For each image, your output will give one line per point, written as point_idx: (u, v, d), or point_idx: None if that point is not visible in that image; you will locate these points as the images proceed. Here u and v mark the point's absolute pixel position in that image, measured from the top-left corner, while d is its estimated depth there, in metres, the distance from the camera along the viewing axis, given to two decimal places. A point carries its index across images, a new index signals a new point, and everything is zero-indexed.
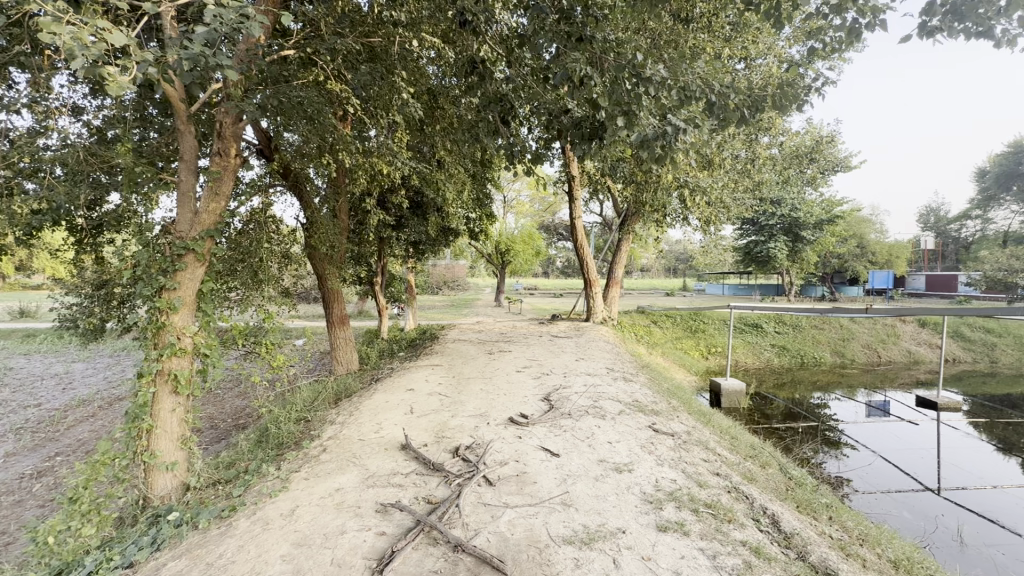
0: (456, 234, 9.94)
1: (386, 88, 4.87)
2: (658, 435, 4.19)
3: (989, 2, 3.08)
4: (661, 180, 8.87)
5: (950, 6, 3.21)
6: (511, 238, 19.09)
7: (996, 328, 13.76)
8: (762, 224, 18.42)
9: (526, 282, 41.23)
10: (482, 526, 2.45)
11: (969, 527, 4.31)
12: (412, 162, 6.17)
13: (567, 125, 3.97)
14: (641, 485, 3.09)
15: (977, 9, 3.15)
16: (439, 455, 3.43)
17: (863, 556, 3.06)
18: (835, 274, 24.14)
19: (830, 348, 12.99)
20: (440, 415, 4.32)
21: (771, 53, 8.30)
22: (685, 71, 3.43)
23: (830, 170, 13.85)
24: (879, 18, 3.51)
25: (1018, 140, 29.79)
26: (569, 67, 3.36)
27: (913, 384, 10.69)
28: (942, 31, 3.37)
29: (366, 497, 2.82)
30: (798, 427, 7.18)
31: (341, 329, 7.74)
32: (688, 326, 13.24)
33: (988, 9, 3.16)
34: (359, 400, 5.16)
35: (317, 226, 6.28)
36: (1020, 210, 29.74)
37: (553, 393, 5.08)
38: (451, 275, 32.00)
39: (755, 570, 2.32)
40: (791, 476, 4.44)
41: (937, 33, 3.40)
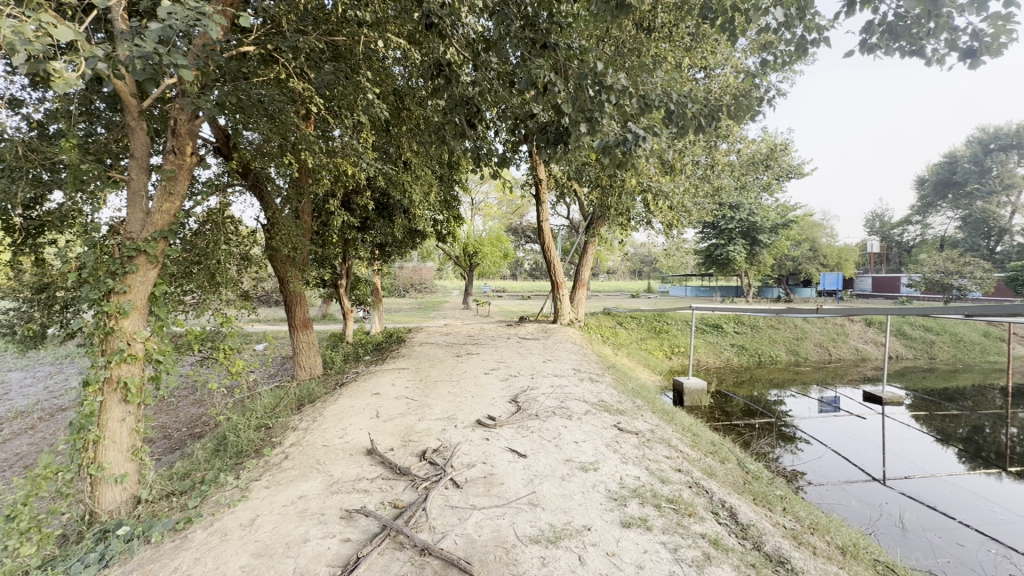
0: (423, 236, 9.86)
1: (350, 88, 4.80)
2: (623, 434, 4.28)
3: (921, 23, 3.27)
4: (625, 184, 9.07)
5: (887, 25, 3.42)
6: (479, 241, 19.07)
7: (934, 327, 14.69)
8: (721, 228, 19.05)
9: (494, 284, 41.33)
10: (449, 529, 2.44)
11: (911, 513, 4.59)
12: (377, 163, 6.09)
13: (533, 130, 3.99)
14: (606, 483, 3.14)
15: (911, 29, 3.35)
16: (405, 459, 3.39)
17: (814, 544, 3.21)
18: (790, 276, 25.24)
19: (785, 347, 13.56)
20: (406, 419, 4.28)
21: (729, 63, 8.61)
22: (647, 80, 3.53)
23: (785, 177, 14.47)
24: (823, 35, 3.70)
25: (952, 151, 31.96)
26: (533, 73, 3.39)
27: (861, 380, 11.30)
28: (880, 48, 3.57)
29: (330, 504, 2.76)
30: (757, 423, 7.47)
31: (305, 333, 7.54)
32: (652, 327, 13.55)
33: (920, 30, 3.36)
34: (323, 405, 5.04)
35: (278, 226, 6.11)
36: (955, 216, 31.90)
37: (520, 395, 5.11)
38: (418, 277, 31.68)
39: (713, 561, 2.40)
40: (749, 470, 4.62)
41: (876, 50, 3.59)
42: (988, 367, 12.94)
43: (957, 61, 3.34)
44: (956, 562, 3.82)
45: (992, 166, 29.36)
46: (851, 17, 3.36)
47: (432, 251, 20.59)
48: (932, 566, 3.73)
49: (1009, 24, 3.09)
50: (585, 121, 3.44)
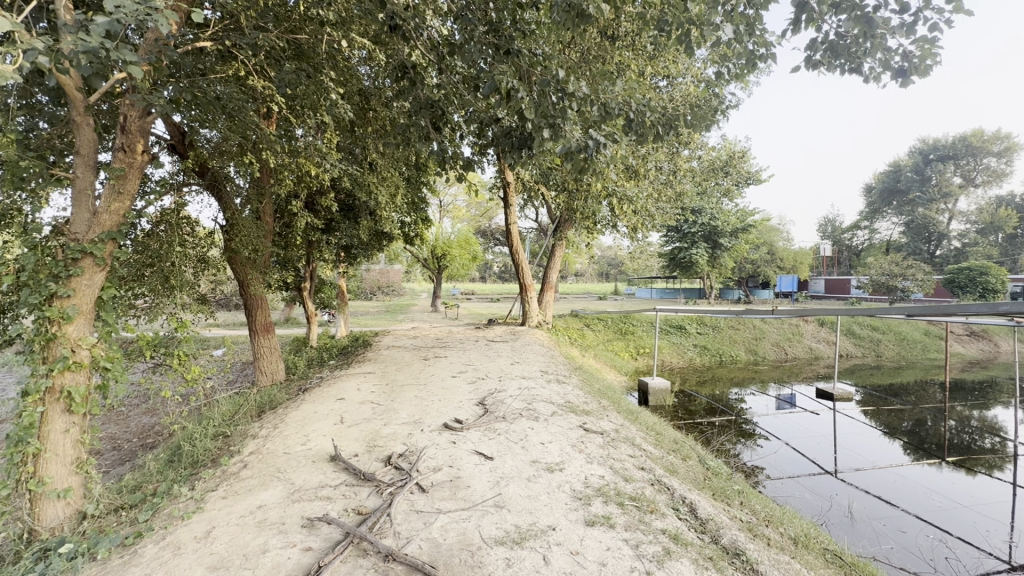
0: (390, 238, 9.73)
1: (313, 88, 4.70)
2: (588, 434, 4.34)
3: (858, 43, 3.46)
4: (591, 188, 9.21)
5: (829, 43, 3.61)
6: (447, 243, 18.94)
7: (881, 326, 15.53)
8: (684, 232, 19.59)
9: (464, 287, 41.24)
10: (414, 534, 2.42)
11: (859, 503, 4.84)
12: (341, 164, 5.98)
13: (498, 134, 4.02)
14: (571, 483, 3.18)
15: (850, 48, 3.55)
16: (370, 464, 3.34)
17: (768, 535, 3.33)
18: (749, 278, 26.16)
19: (744, 347, 14.05)
20: (372, 424, 4.22)
21: (690, 73, 8.86)
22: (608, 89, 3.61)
23: (744, 182, 14.99)
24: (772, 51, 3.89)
25: (896, 161, 33.89)
26: (498, 79, 3.40)
27: (815, 378, 11.83)
28: (823, 65, 3.78)
29: (291, 513, 2.69)
30: (718, 421, 7.71)
31: (266, 337, 7.33)
32: (619, 329, 13.80)
33: (858, 49, 3.56)
34: (285, 411, 4.91)
35: (237, 228, 5.91)
36: (899, 222, 33.84)
37: (488, 397, 5.12)
38: (385, 280, 31.20)
39: (673, 555, 2.47)
40: (709, 466, 4.77)
41: (819, 66, 3.79)
42: (928, 364, 13.78)
43: (890, 79, 3.57)
44: (898, 548, 4.05)
45: (931, 175, 31.30)
46: (795, 35, 3.54)
47: (399, 254, 20.34)
48: (877, 553, 3.95)
49: (935, 48, 3.32)
50: (548, 127, 3.48)
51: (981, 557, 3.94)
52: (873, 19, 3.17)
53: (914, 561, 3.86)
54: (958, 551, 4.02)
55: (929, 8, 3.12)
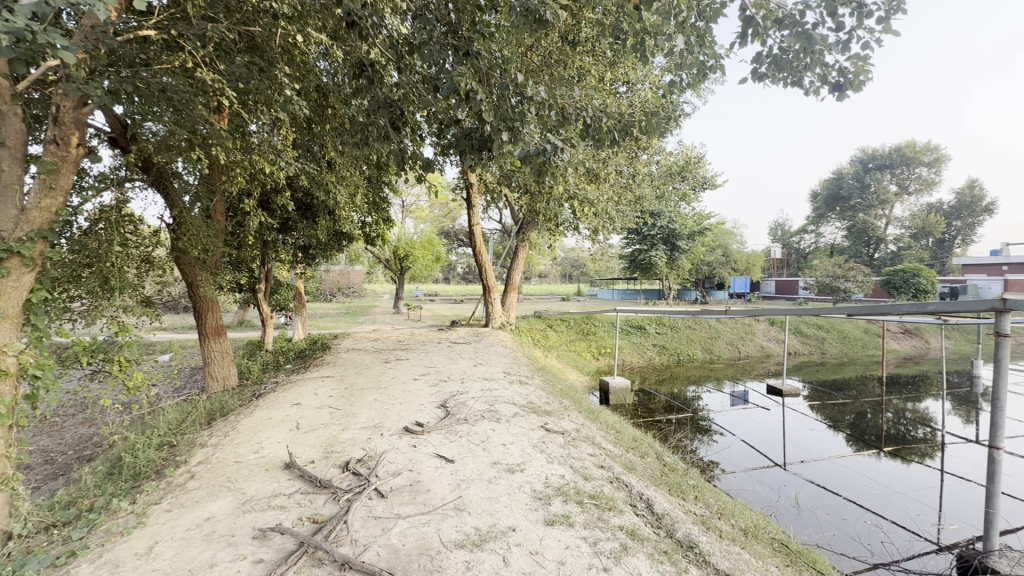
0: (350, 238, 9.53)
1: (266, 82, 4.54)
2: (549, 434, 4.38)
3: (799, 58, 3.65)
4: (552, 190, 9.32)
5: (773, 57, 3.79)
6: (410, 244, 18.68)
7: (826, 325, 16.41)
8: (644, 234, 20.10)
9: (427, 288, 40.74)
10: (371, 541, 2.37)
11: (804, 493, 5.10)
12: (296, 161, 5.80)
13: (458, 135, 4.00)
14: (531, 483, 3.20)
15: (791, 62, 3.74)
16: (327, 471, 3.25)
17: (720, 527, 3.46)
18: (706, 280, 27.08)
19: (701, 347, 14.54)
20: (329, 429, 4.11)
21: (648, 80, 9.08)
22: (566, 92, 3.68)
23: (699, 187, 15.52)
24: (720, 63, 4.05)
25: (839, 169, 35.94)
26: (456, 81, 3.37)
27: (766, 375, 12.38)
28: (768, 78, 3.97)
29: (242, 524, 2.58)
30: (676, 418, 7.95)
31: (217, 342, 7.01)
32: (581, 329, 13.99)
33: (799, 63, 3.75)
34: (237, 418, 4.71)
35: (185, 226, 5.63)
36: (842, 227, 35.90)
37: (450, 400, 5.08)
38: (346, 281, 30.45)
39: (630, 551, 2.52)
40: (666, 463, 4.91)
41: (764, 79, 3.98)
42: (867, 361, 14.69)
43: (828, 93, 3.77)
44: (840, 534, 4.29)
45: (870, 183, 33.35)
46: (742, 48, 3.67)
47: (360, 254, 19.91)
48: (821, 540, 4.17)
49: (867, 65, 3.54)
50: (507, 130, 3.48)
51: (913, 540, 4.23)
52: (812, 35, 3.34)
53: (854, 546, 4.10)
54: (893, 535, 4.30)
55: (861, 28, 3.32)
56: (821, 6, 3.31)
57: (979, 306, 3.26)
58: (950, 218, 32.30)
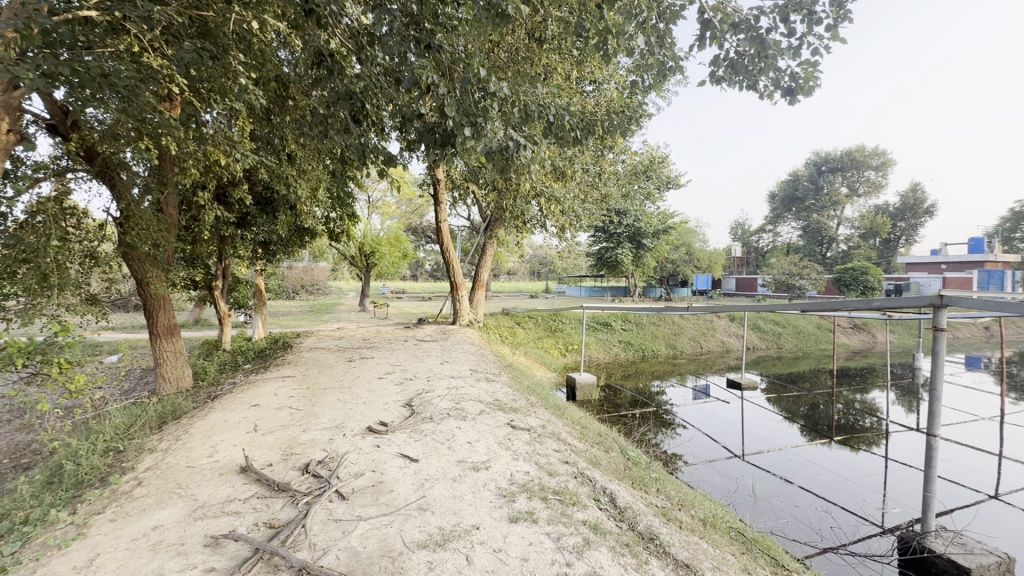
0: (313, 234, 9.29)
1: (221, 70, 4.34)
2: (515, 431, 4.40)
3: (754, 62, 3.77)
4: (520, 187, 9.33)
5: (730, 61, 3.91)
6: (376, 240, 18.33)
7: (782, 321, 17.10)
8: (611, 232, 20.40)
9: (394, 286, 40.07)
10: (331, 544, 2.32)
11: (760, 482, 5.31)
12: (253, 153, 5.59)
13: (422, 130, 3.94)
14: (496, 481, 3.20)
15: (747, 66, 3.87)
16: (286, 474, 3.15)
17: (680, 518, 3.55)
18: (670, 278, 27.74)
19: (664, 343, 14.90)
20: (289, 431, 3.99)
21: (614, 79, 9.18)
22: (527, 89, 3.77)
23: (664, 187, 15.85)
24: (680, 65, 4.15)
25: (794, 171, 37.47)
26: (418, 74, 3.30)
27: (726, 370, 12.81)
28: (725, 81, 4.08)
29: (192, 532, 2.47)
30: (641, 413, 8.12)
31: (170, 341, 6.69)
32: (548, 326, 14.08)
33: (754, 67, 3.88)
34: (190, 421, 4.51)
35: (134, 220, 5.33)
36: (797, 226, 37.47)
37: (415, 398, 5.02)
38: (309, 278, 29.65)
39: (592, 545, 2.56)
40: (629, 456, 5.00)
41: (722, 82, 4.10)
42: (820, 355, 15.40)
43: (780, 97, 3.92)
44: (792, 521, 4.48)
45: (823, 185, 34.93)
46: (700, 50, 3.78)
47: (325, 251, 19.41)
48: (775, 527, 4.35)
49: (816, 71, 3.71)
50: (470, 125, 3.50)
51: (859, 524, 4.47)
52: (765, 40, 3.47)
53: (806, 532, 4.29)
54: (841, 520, 4.53)
55: (810, 34, 3.47)
56: (774, 12, 3.45)
57: (919, 302, 3.46)
58: (895, 219, 34.20)
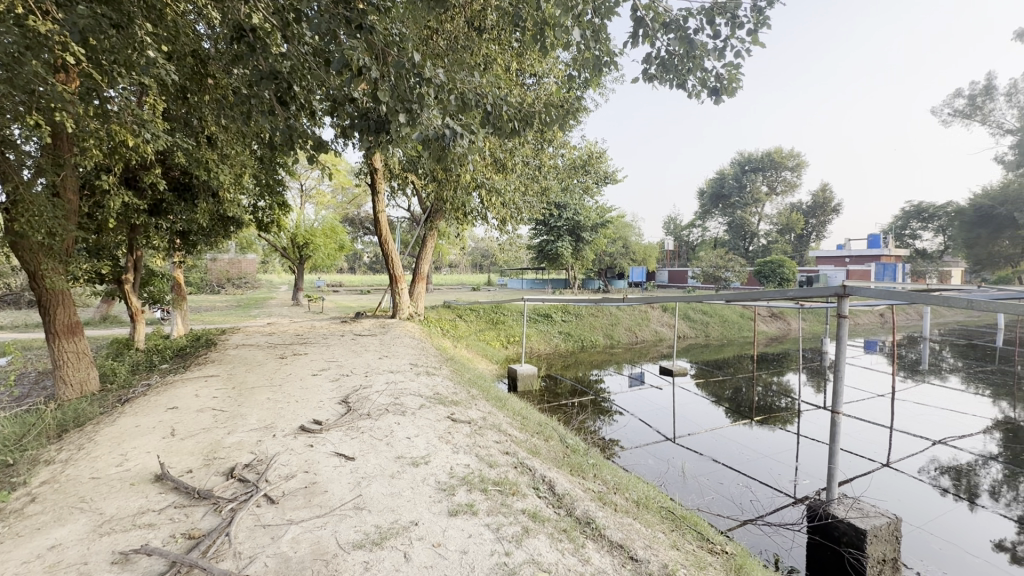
0: (239, 224, 8.71)
1: (126, 40, 3.92)
2: (456, 424, 4.37)
3: (683, 61, 3.96)
4: (460, 178, 9.25)
5: (661, 59, 4.06)
6: (310, 231, 17.45)
7: (710, 310, 18.18)
8: (551, 226, 20.71)
9: (330, 278, 38.45)
10: (258, 551, 2.20)
11: (689, 463, 5.64)
12: (165, 133, 5.12)
13: (353, 114, 3.78)
14: (436, 475, 3.17)
15: (677, 65, 4.04)
16: (209, 480, 2.95)
17: (615, 501, 3.69)
18: (608, 270, 28.62)
19: (603, 333, 15.41)
20: (212, 434, 3.73)
21: (553, 74, 9.26)
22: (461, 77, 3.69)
23: (602, 181, 16.26)
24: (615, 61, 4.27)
25: (721, 170, 39.78)
26: (347, 56, 3.15)
27: (659, 358, 13.45)
28: (657, 78, 4.25)
29: (99, 549, 2.26)
30: (580, 401, 8.35)
31: (72, 341, 6.04)
32: (490, 319, 14.11)
33: (683, 67, 4.05)
34: (95, 429, 4.10)
35: (24, 205, 4.71)
36: (724, 222, 39.88)
37: (352, 395, 4.86)
38: (235, 271, 27.80)
39: (531, 533, 2.60)
40: (568, 444, 5.14)
41: (654, 79, 4.26)
42: (742, 342, 16.55)
43: (707, 96, 4.13)
44: (717, 497, 4.80)
45: (746, 184, 37.38)
46: (634, 47, 3.89)
47: (253, 242, 18.27)
48: (702, 504, 4.63)
49: (739, 73, 3.94)
50: (405, 112, 3.41)
51: (774, 496, 4.87)
52: (693, 41, 3.65)
53: (729, 506, 4.62)
54: (759, 493, 4.92)
55: (734, 38, 3.68)
56: (701, 14, 3.62)
57: (826, 291, 3.78)
58: (807, 216, 37.29)
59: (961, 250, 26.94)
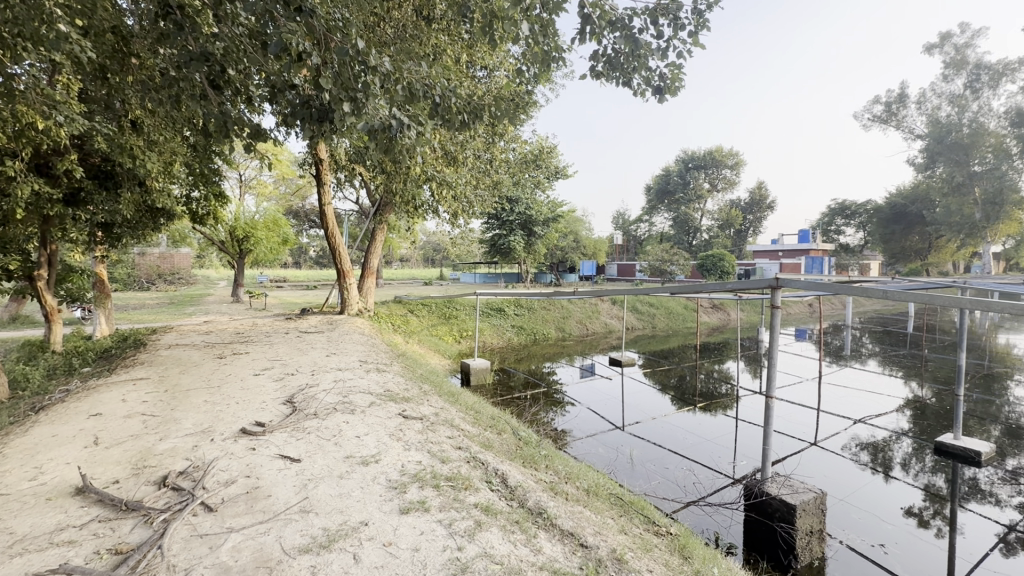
0: (170, 215, 8.15)
1: (31, 11, 3.53)
2: (407, 421, 4.31)
3: (630, 60, 4.05)
4: (410, 170, 9.09)
5: (608, 57, 4.14)
6: (250, 224, 16.53)
7: (656, 302, 18.88)
8: (503, 220, 20.74)
9: (273, 274, 36.69)
10: (194, 563, 2.08)
11: (638, 450, 5.84)
12: (81, 116, 4.68)
13: (294, 101, 3.62)
14: (387, 473, 3.12)
15: (623, 64, 4.13)
16: (138, 490, 2.76)
17: (566, 490, 3.77)
18: (559, 264, 29.03)
19: (554, 326, 15.65)
20: (142, 441, 3.48)
21: (504, 67, 9.24)
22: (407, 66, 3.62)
23: (553, 176, 16.43)
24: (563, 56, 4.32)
25: (667, 167, 41.20)
26: (285, 39, 3.00)
27: (609, 349, 13.83)
28: (604, 76, 4.32)
29: (7, 573, 2.05)
30: (533, 394, 8.44)
31: None
32: (442, 313, 13.97)
33: (628, 66, 4.15)
34: (4, 440, 3.72)
35: None
36: (669, 217, 41.39)
37: (297, 394, 4.68)
38: (167, 266, 25.98)
39: (483, 526, 2.62)
40: (521, 437, 5.19)
41: (601, 77, 4.34)
42: (686, 333, 17.32)
43: (651, 95, 4.26)
44: (663, 481, 5.01)
45: (690, 181, 38.93)
46: (582, 44, 3.95)
47: (187, 234, 17.12)
48: (649, 489, 4.82)
49: (680, 74, 4.10)
50: (349, 100, 3.32)
51: (714, 477, 5.15)
52: (638, 40, 3.75)
53: (673, 490, 4.83)
54: (701, 475, 5.18)
55: (676, 39, 3.82)
56: (646, 14, 3.72)
57: (760, 284, 4.01)
58: (745, 212, 39.38)
59: (878, 245, 29.38)
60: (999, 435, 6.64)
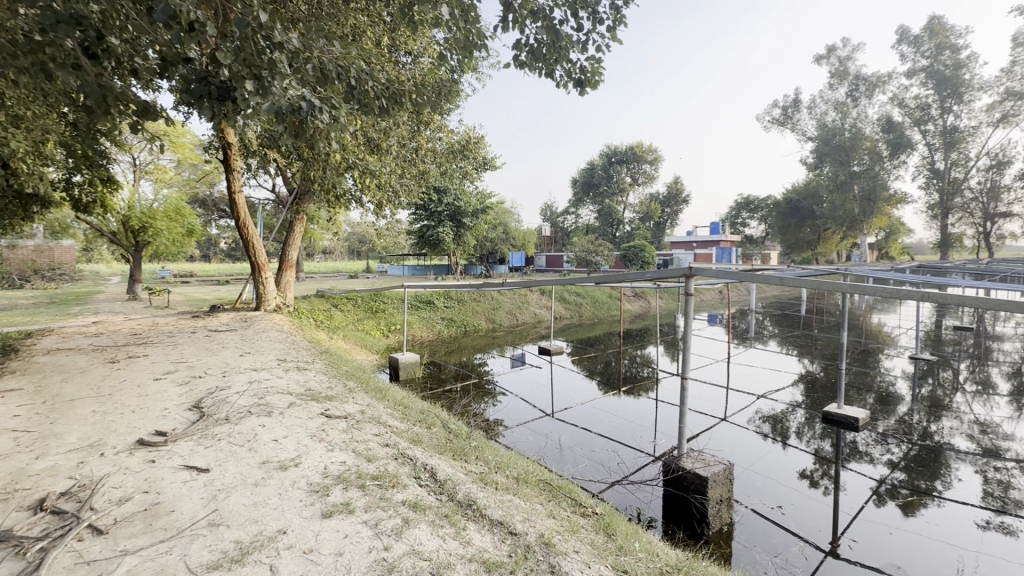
0: (45, 202, 7.15)
1: None
2: (330, 421, 4.12)
3: (552, 51, 4.10)
4: (330, 157, 8.64)
5: (531, 47, 4.17)
6: (148, 212, 14.85)
7: (583, 292, 19.52)
8: (431, 211, 20.35)
9: (178, 268, 33.49)
10: None
11: (566, 435, 6.03)
12: None
13: (189, 77, 3.29)
14: (308, 477, 2.97)
15: (546, 55, 4.18)
16: (7, 517, 2.41)
17: (496, 480, 3.81)
18: (489, 256, 29.05)
19: (484, 317, 15.69)
20: (13, 461, 3.04)
21: (427, 53, 9.00)
22: (319, 47, 3.44)
23: (481, 167, 16.34)
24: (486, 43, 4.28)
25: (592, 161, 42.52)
26: (175, 6, 2.70)
27: (538, 339, 14.10)
28: (526, 66, 4.35)
29: None
30: (464, 386, 8.43)
31: None
32: (368, 307, 13.51)
33: (550, 56, 4.20)
34: None
35: None
36: (595, 209, 42.84)
37: (205, 399, 4.31)
38: (44, 261, 22.82)
39: (411, 524, 2.57)
40: (451, 429, 5.16)
41: (524, 66, 4.36)
42: (611, 321, 18.08)
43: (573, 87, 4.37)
44: (590, 463, 5.22)
45: (613, 174, 40.46)
46: (504, 31, 3.94)
47: (69, 224, 15.14)
48: (577, 472, 5.00)
49: (600, 67, 4.23)
50: (253, 78, 3.07)
51: (636, 456, 5.44)
52: (558, 31, 3.82)
53: (599, 471, 5.05)
54: (624, 455, 5.45)
55: (594, 32, 3.91)
56: (565, 6, 3.78)
57: (675, 273, 4.25)
58: (663, 205, 41.67)
59: (777, 236, 32.36)
60: (873, 403, 7.61)
